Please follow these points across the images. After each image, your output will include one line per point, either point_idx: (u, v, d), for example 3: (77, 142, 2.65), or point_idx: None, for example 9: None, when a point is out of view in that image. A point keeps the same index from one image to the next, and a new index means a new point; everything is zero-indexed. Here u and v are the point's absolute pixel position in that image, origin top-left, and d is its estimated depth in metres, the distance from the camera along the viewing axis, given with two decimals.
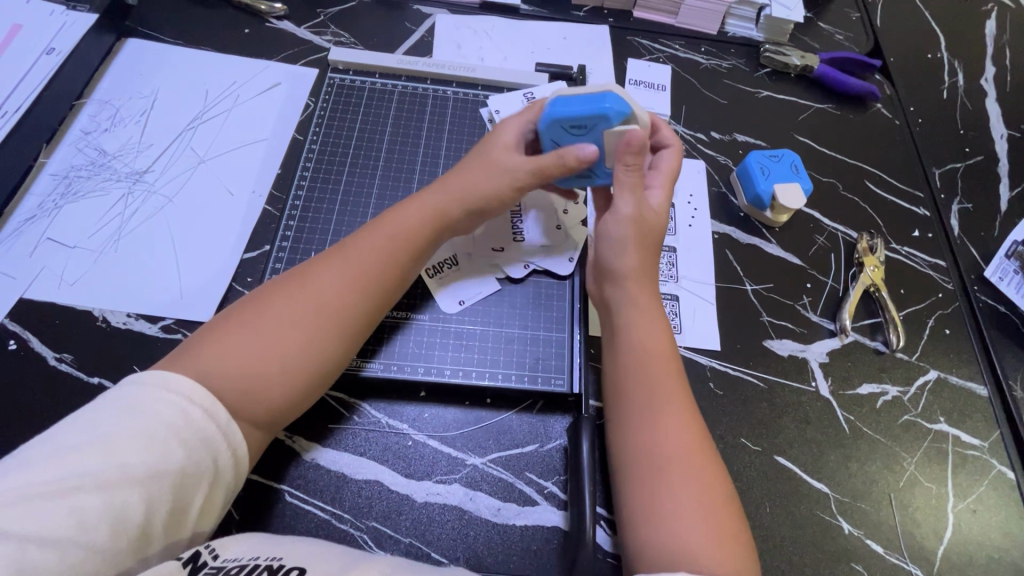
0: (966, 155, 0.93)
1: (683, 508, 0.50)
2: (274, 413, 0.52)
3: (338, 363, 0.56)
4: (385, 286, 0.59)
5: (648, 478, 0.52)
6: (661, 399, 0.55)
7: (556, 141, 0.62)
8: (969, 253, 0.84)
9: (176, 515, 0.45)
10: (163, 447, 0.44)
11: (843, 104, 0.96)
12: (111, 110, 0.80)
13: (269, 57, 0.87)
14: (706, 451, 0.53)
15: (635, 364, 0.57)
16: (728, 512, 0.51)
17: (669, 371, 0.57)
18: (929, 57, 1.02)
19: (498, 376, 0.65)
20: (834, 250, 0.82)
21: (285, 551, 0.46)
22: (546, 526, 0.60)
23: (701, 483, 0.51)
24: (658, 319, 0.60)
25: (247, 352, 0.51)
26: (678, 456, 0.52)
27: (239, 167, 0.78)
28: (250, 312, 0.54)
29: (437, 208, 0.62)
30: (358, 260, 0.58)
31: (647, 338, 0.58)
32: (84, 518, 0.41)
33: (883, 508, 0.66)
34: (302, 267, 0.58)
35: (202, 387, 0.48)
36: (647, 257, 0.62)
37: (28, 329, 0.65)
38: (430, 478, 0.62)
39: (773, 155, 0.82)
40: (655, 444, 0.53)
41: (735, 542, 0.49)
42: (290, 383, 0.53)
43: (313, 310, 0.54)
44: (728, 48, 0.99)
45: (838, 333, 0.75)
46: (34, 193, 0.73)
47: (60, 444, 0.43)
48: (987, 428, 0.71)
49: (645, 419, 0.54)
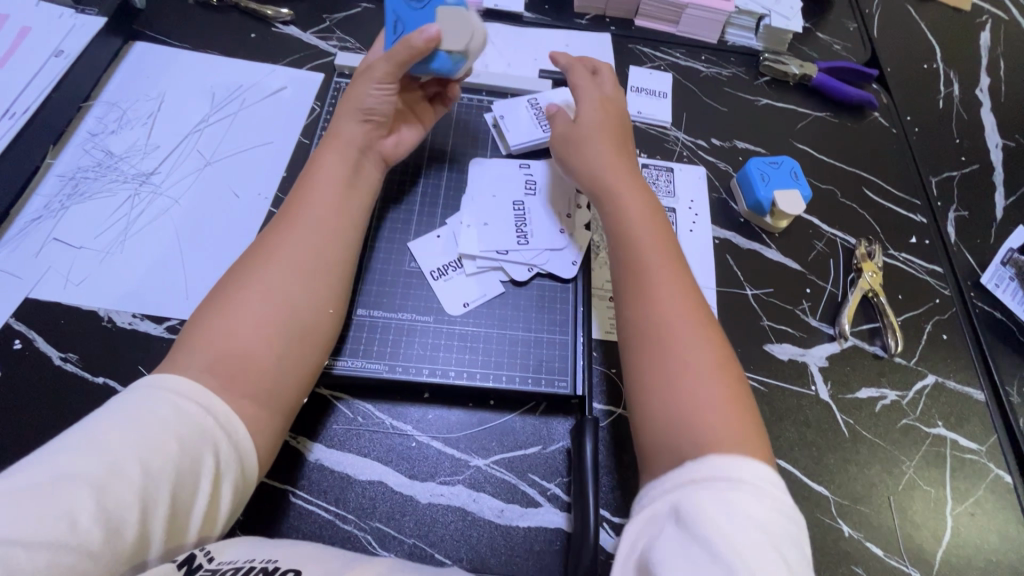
0: (962, 163, 0.94)
1: (693, 379, 0.52)
2: (272, 376, 0.54)
3: (315, 312, 0.59)
4: (338, 230, 0.64)
5: (670, 379, 0.52)
6: (668, 283, 0.58)
7: (396, 16, 0.70)
8: (965, 259, 0.85)
9: (174, 519, 0.45)
10: (161, 448, 0.45)
11: (841, 112, 0.98)
12: (117, 112, 0.80)
13: (275, 62, 0.88)
14: (712, 334, 0.56)
15: (644, 255, 0.60)
16: (736, 383, 0.53)
17: (674, 264, 0.60)
18: (925, 67, 1.04)
19: (502, 378, 0.66)
20: (833, 255, 0.83)
21: (280, 554, 0.46)
22: (549, 527, 0.60)
23: (709, 356, 0.53)
24: (661, 226, 0.64)
25: (225, 324, 0.54)
26: (686, 332, 0.55)
27: (244, 169, 0.78)
28: (223, 298, 0.56)
29: (347, 154, 0.68)
30: (302, 212, 0.63)
31: (654, 239, 0.62)
32: (76, 521, 0.40)
33: (882, 511, 0.67)
34: (257, 244, 0.62)
35: (194, 381, 0.50)
36: (619, 159, 0.69)
37: (34, 329, 0.65)
38: (434, 480, 0.62)
39: (773, 162, 0.83)
40: (665, 322, 0.55)
41: (746, 412, 0.51)
42: (274, 339, 0.55)
43: (269, 263, 0.59)
44: (728, 57, 1.00)
45: (837, 337, 0.76)
46: (40, 194, 0.73)
47: (61, 449, 0.43)
48: (984, 432, 0.72)
49: (662, 323, 0.55)
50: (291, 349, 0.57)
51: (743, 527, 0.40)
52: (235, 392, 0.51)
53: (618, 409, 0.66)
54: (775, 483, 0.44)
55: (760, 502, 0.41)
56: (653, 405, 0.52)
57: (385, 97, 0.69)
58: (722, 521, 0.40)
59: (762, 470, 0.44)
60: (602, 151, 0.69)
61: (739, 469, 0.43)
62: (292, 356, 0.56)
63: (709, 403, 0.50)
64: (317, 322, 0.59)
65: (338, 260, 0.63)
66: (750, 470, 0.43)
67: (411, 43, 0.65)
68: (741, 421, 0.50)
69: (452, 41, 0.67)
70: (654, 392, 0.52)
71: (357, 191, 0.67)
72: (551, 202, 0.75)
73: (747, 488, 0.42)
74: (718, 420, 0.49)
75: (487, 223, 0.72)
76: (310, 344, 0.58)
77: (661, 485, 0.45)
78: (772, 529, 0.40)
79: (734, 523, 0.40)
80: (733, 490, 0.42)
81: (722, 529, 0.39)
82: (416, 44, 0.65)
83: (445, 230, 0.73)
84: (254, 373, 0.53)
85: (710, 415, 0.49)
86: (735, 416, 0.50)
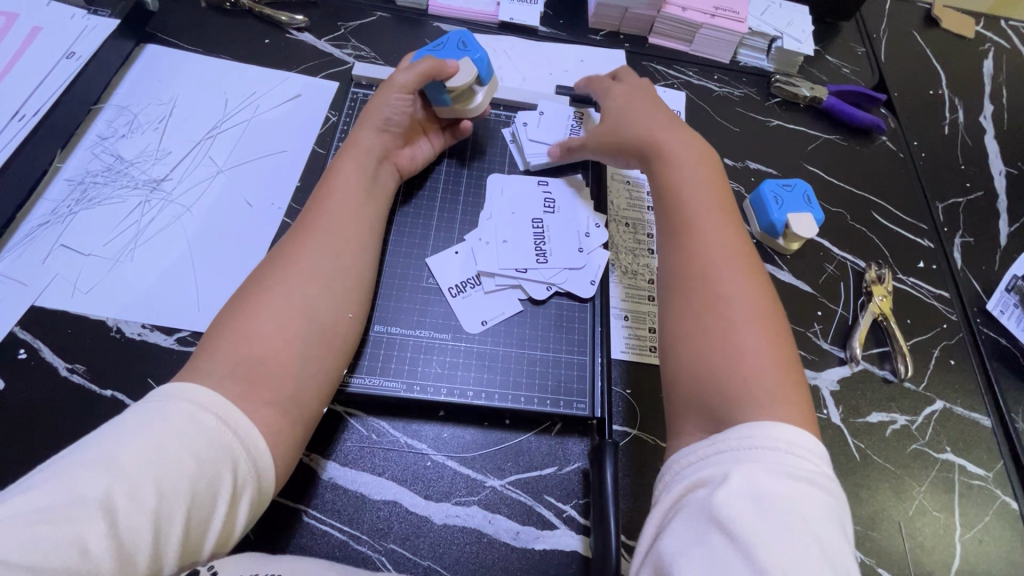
0: (967, 190, 0.96)
1: (736, 328, 0.50)
2: (293, 377, 0.54)
3: (334, 314, 0.59)
4: (359, 233, 0.64)
5: (715, 330, 0.51)
6: (716, 235, 0.57)
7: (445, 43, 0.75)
8: (971, 285, 0.87)
9: (189, 540, 0.43)
10: (178, 466, 0.43)
11: (851, 135, 0.99)
12: (128, 116, 0.79)
13: (288, 69, 0.87)
14: (763, 289, 0.54)
15: (690, 207, 0.59)
16: (783, 337, 0.51)
17: (724, 217, 0.59)
18: (931, 93, 1.05)
19: (520, 399, 0.65)
20: (843, 278, 0.83)
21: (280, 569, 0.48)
22: (564, 550, 0.60)
23: (756, 307, 0.52)
24: (715, 183, 0.62)
25: (245, 329, 0.53)
26: (734, 282, 0.53)
27: (258, 178, 0.77)
28: (244, 304, 0.55)
29: (368, 160, 0.68)
30: (323, 217, 0.62)
31: (705, 194, 0.61)
32: (87, 546, 0.38)
33: (893, 537, 0.67)
34: (281, 245, 0.61)
35: (212, 392, 0.48)
36: (660, 121, 0.68)
37: (40, 338, 0.64)
38: (449, 500, 0.61)
39: (786, 185, 0.84)
40: (710, 271, 0.54)
41: (793, 367, 0.49)
42: (296, 343, 0.55)
43: (292, 265, 0.58)
44: (740, 77, 1.01)
45: (848, 360, 0.77)
46: (48, 198, 0.72)
47: (71, 465, 0.41)
48: (991, 459, 0.73)
49: (708, 281, 0.54)
50: (312, 352, 0.56)
51: (769, 506, 0.37)
52: (256, 399, 0.50)
53: (634, 431, 0.65)
54: (812, 453, 0.41)
55: (791, 478, 0.39)
56: (690, 352, 0.51)
57: (405, 106, 0.70)
58: (745, 498, 0.38)
59: (801, 435, 0.41)
60: (643, 115, 0.69)
61: (769, 437, 0.41)
62: (314, 361, 0.56)
63: (754, 353, 0.49)
64: (338, 328, 0.59)
65: (358, 265, 0.63)
66: (780, 437, 0.41)
67: (435, 69, 0.69)
68: (787, 377, 0.48)
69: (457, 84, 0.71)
70: (693, 339, 0.52)
71: (374, 200, 0.67)
72: (570, 219, 0.75)
73: (776, 463, 0.40)
74: (761, 372, 0.48)
75: (506, 240, 0.72)
76: (330, 352, 0.58)
77: (684, 461, 0.44)
78: (803, 507, 0.37)
79: (760, 500, 0.37)
80: (759, 465, 0.40)
81: (742, 508, 0.37)
82: (437, 72, 0.70)
83: (463, 246, 0.73)
84: (276, 376, 0.52)
85: (752, 366, 0.48)
86: (780, 369, 0.48)
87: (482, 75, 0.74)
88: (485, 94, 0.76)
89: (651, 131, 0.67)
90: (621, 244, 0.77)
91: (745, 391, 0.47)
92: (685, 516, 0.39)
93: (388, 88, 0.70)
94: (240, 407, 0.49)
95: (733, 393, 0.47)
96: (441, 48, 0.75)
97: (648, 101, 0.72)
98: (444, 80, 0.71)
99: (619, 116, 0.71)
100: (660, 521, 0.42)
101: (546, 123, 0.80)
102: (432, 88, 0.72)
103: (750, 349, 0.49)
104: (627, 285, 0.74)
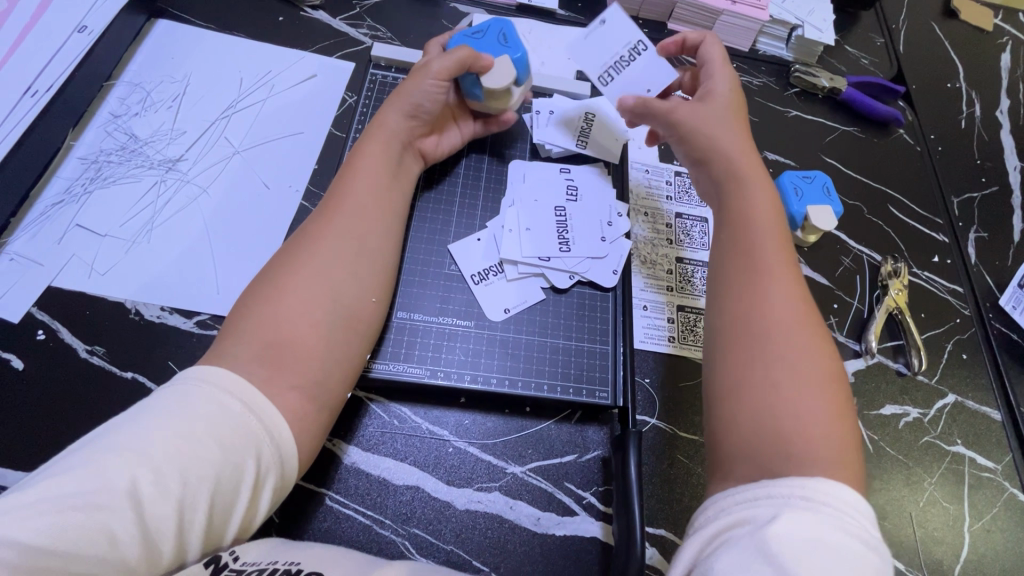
0: (982, 185, 0.96)
1: (785, 375, 0.49)
2: (318, 363, 0.53)
3: (357, 300, 0.58)
4: (379, 219, 0.63)
5: (768, 387, 0.49)
6: (776, 283, 0.54)
7: (495, 31, 0.72)
8: (984, 280, 0.87)
9: (213, 526, 0.43)
10: (203, 454, 0.43)
11: (868, 127, 0.98)
12: (141, 93, 0.77)
13: (304, 48, 0.85)
14: (822, 345, 0.51)
15: (749, 250, 0.57)
16: (840, 399, 0.49)
17: (781, 253, 0.57)
18: (948, 86, 1.05)
19: (541, 386, 0.66)
20: (859, 271, 0.84)
21: (302, 556, 0.45)
22: (585, 536, 0.61)
23: (812, 363, 0.50)
24: (774, 213, 0.60)
25: (271, 313, 0.53)
26: (791, 336, 0.51)
27: (274, 160, 0.76)
28: (269, 290, 0.55)
29: (388, 153, 0.66)
30: (344, 205, 0.61)
31: (761, 225, 0.58)
32: (114, 535, 0.38)
33: (904, 527, 0.68)
34: (302, 241, 0.58)
35: (236, 375, 0.48)
36: (740, 133, 0.65)
37: (58, 319, 0.63)
38: (471, 486, 0.62)
39: (805, 176, 0.84)
40: (762, 311, 0.53)
41: (848, 431, 0.48)
42: (322, 327, 0.54)
43: (315, 250, 0.58)
44: (758, 66, 1.00)
45: (863, 353, 0.78)
46: (62, 176, 0.70)
47: (100, 452, 0.41)
48: (1000, 452, 0.74)
49: (763, 333, 0.51)
50: (338, 338, 0.56)
51: (821, 557, 0.37)
52: (281, 383, 0.50)
53: (654, 420, 0.66)
54: (862, 516, 0.41)
55: (845, 534, 0.39)
56: (735, 394, 0.50)
57: (436, 94, 0.67)
58: (797, 546, 0.37)
59: (849, 498, 0.41)
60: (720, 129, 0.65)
61: (821, 493, 0.41)
62: (338, 342, 0.56)
63: (803, 403, 0.47)
64: (361, 312, 0.59)
65: (382, 251, 0.62)
66: (833, 496, 0.41)
67: (476, 60, 0.67)
68: (837, 431, 0.47)
69: (494, 80, 0.69)
70: (741, 381, 0.50)
71: (395, 184, 0.66)
72: (592, 209, 0.74)
73: (830, 516, 0.40)
74: (811, 425, 0.46)
75: (528, 227, 0.72)
76: (355, 339, 0.58)
77: (727, 502, 0.43)
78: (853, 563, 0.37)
79: (814, 550, 0.37)
80: (810, 516, 0.40)
81: (794, 552, 0.37)
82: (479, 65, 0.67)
83: (485, 233, 0.72)
84: (300, 361, 0.52)
85: (804, 428, 0.46)
86: (832, 433, 0.47)
87: (521, 75, 0.72)
88: (518, 96, 0.74)
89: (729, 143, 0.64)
90: (640, 232, 0.76)
91: (791, 441, 0.46)
92: (731, 548, 0.39)
93: (421, 77, 0.67)
94: (266, 392, 0.49)
95: (781, 451, 0.46)
96: (477, 34, 0.72)
97: (733, 101, 0.67)
98: (480, 73, 0.69)
99: (704, 117, 0.65)
100: (701, 548, 0.42)
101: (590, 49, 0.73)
102: (466, 80, 0.70)
103: (799, 397, 0.48)
104: (647, 274, 0.74)
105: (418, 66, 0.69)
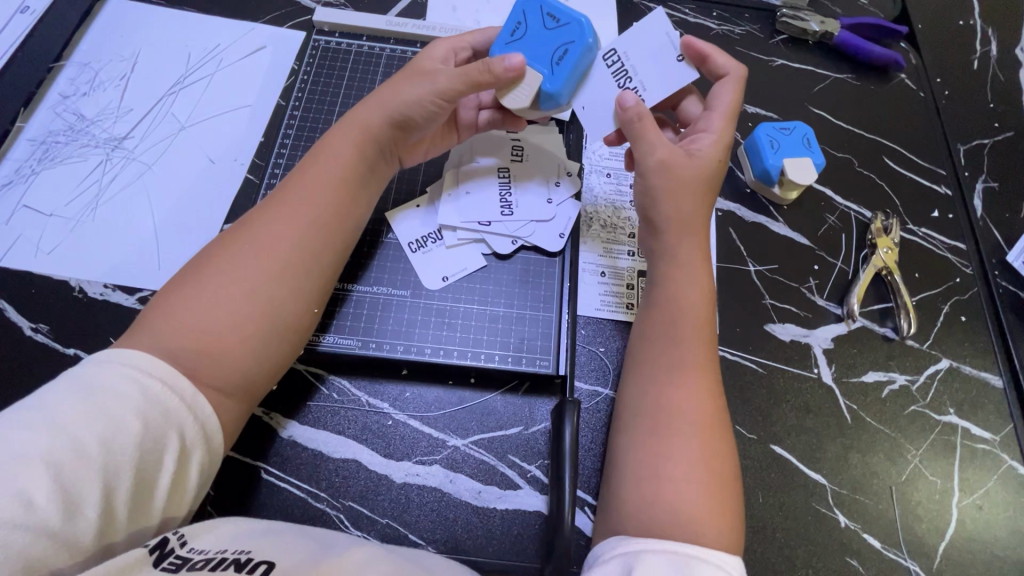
0: (995, 131, 0.86)
1: (679, 456, 0.47)
2: (238, 378, 0.48)
3: (297, 316, 0.53)
4: (336, 227, 0.57)
5: (648, 464, 0.48)
6: (681, 358, 0.53)
7: (564, 39, 0.59)
8: (992, 235, 0.79)
9: (139, 498, 0.41)
10: (123, 422, 0.40)
11: (864, 73, 0.90)
12: (89, 73, 0.77)
13: (254, 19, 0.82)
14: (716, 428, 0.50)
15: (662, 321, 0.55)
16: (722, 482, 0.47)
17: (695, 323, 0.54)
18: (960, 24, 0.95)
19: (481, 356, 0.63)
20: (845, 230, 0.77)
21: (255, 545, 0.40)
22: (528, 511, 0.58)
23: (699, 442, 0.48)
24: (700, 275, 0.57)
25: (196, 316, 0.47)
26: (684, 413, 0.50)
27: (219, 134, 0.75)
28: (202, 291, 0.49)
29: (356, 149, 0.59)
30: (293, 208, 0.55)
31: (683, 292, 0.56)
32: (31, 499, 0.36)
33: (882, 502, 0.63)
34: (248, 245, 0.52)
35: (144, 355, 0.44)
36: (700, 200, 0.59)
37: (5, 298, 0.64)
38: (410, 459, 0.60)
39: (784, 127, 0.76)
40: (661, 387, 0.52)
41: (727, 515, 0.46)
42: (250, 343, 0.49)
43: (262, 259, 0.51)
44: (741, 13, 0.93)
45: (845, 317, 0.71)
46: (11, 158, 0.71)
47: (6, 423, 0.38)
48: (999, 421, 0.68)
49: (658, 408, 0.51)
50: (267, 350, 0.51)
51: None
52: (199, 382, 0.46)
53: (602, 390, 0.63)
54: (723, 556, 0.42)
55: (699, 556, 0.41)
56: (629, 473, 0.48)
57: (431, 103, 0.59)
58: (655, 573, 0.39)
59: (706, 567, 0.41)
60: (682, 186, 0.58)
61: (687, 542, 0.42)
62: (266, 359, 0.51)
63: (690, 481, 0.46)
64: (301, 324, 0.54)
65: (333, 263, 0.57)
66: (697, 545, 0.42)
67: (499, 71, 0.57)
68: (722, 513, 0.46)
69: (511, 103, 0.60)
70: (637, 460, 0.49)
71: (367, 181, 0.60)
72: (539, 170, 0.70)
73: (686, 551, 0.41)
74: (697, 506, 0.45)
75: (469, 190, 0.68)
76: (288, 345, 0.53)
77: (618, 547, 0.43)
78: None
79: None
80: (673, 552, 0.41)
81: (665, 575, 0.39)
82: (497, 73, 0.57)
83: (425, 199, 0.69)
84: (217, 375, 0.47)
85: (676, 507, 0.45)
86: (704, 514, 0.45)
87: (545, 104, 0.61)
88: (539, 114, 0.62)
89: (682, 204, 0.58)
90: (597, 195, 0.72)
91: (657, 517, 0.45)
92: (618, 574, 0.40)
93: (422, 82, 0.60)
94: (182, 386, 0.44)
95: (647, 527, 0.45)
96: (554, 25, 0.60)
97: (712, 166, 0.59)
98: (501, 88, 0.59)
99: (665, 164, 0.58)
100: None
101: (635, 45, 0.62)
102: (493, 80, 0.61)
103: (675, 472, 0.47)
104: (603, 240, 0.70)
105: (425, 70, 0.61)
